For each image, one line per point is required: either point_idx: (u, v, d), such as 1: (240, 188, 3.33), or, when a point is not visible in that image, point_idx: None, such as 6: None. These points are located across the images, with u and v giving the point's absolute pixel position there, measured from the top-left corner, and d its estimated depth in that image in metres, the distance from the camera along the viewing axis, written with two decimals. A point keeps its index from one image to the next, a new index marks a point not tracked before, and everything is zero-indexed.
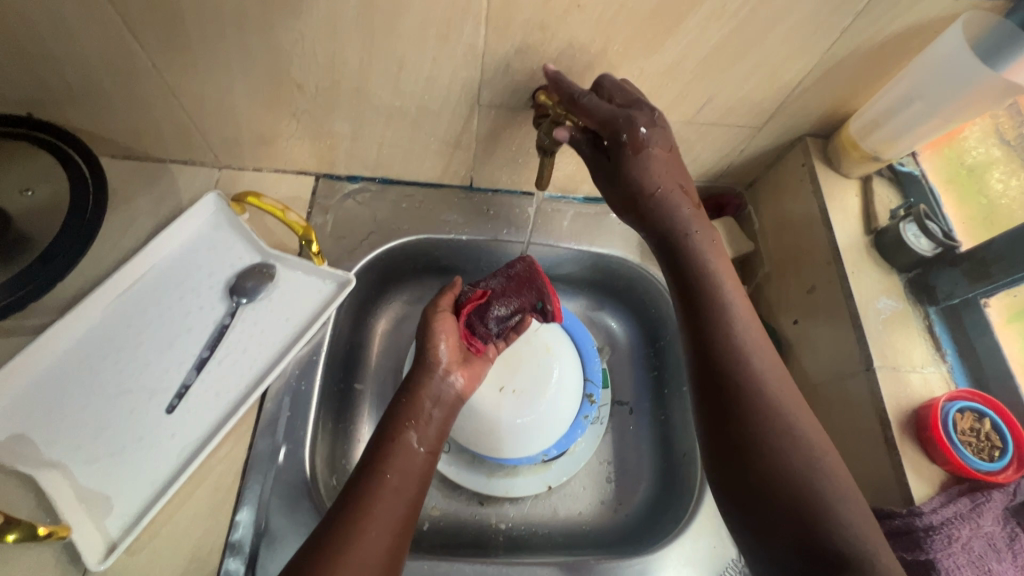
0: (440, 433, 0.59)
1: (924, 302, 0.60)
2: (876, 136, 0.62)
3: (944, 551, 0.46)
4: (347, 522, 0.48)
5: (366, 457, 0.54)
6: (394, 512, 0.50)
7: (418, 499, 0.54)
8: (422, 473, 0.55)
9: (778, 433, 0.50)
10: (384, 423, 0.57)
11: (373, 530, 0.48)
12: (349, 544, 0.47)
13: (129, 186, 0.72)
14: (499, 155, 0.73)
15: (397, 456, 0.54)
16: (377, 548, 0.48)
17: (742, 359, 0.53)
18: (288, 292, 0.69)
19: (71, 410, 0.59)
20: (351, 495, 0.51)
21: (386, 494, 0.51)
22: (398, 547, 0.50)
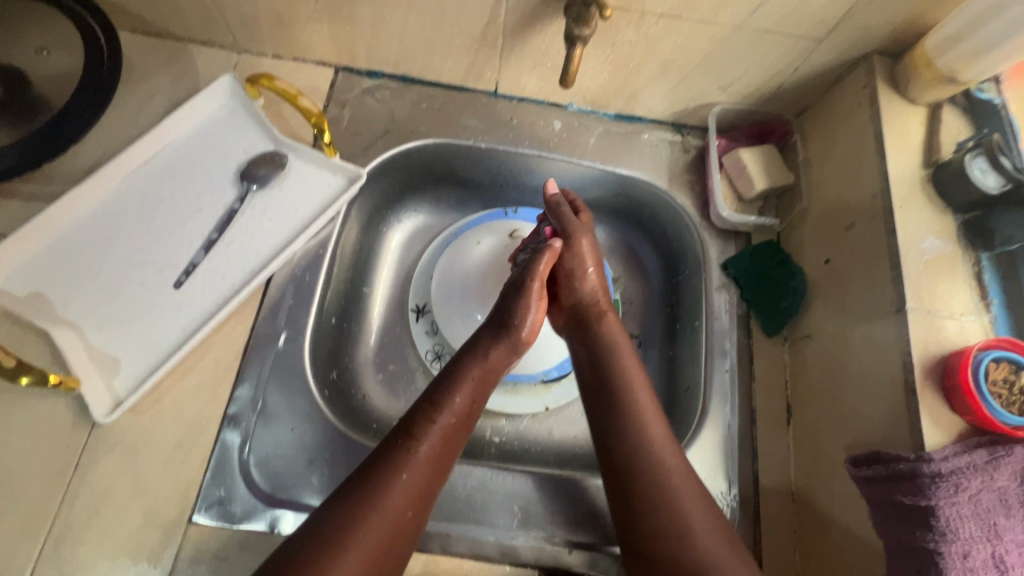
0: (480, 407, 0.57)
1: (977, 246, 0.54)
2: (955, 53, 0.54)
3: (948, 500, 0.43)
4: (377, 492, 0.48)
5: (405, 425, 0.52)
6: (420, 488, 0.49)
7: (445, 474, 0.52)
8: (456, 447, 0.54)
9: (677, 522, 0.50)
10: (434, 390, 0.55)
11: (401, 505, 0.48)
12: (375, 516, 0.46)
13: (147, 62, 0.70)
14: (527, 56, 0.68)
15: (439, 430, 0.52)
16: (400, 523, 0.48)
17: (640, 417, 0.56)
18: (298, 183, 0.68)
19: (84, 276, 0.60)
20: (384, 461, 0.50)
21: (418, 467, 0.50)
22: (416, 524, 0.49)
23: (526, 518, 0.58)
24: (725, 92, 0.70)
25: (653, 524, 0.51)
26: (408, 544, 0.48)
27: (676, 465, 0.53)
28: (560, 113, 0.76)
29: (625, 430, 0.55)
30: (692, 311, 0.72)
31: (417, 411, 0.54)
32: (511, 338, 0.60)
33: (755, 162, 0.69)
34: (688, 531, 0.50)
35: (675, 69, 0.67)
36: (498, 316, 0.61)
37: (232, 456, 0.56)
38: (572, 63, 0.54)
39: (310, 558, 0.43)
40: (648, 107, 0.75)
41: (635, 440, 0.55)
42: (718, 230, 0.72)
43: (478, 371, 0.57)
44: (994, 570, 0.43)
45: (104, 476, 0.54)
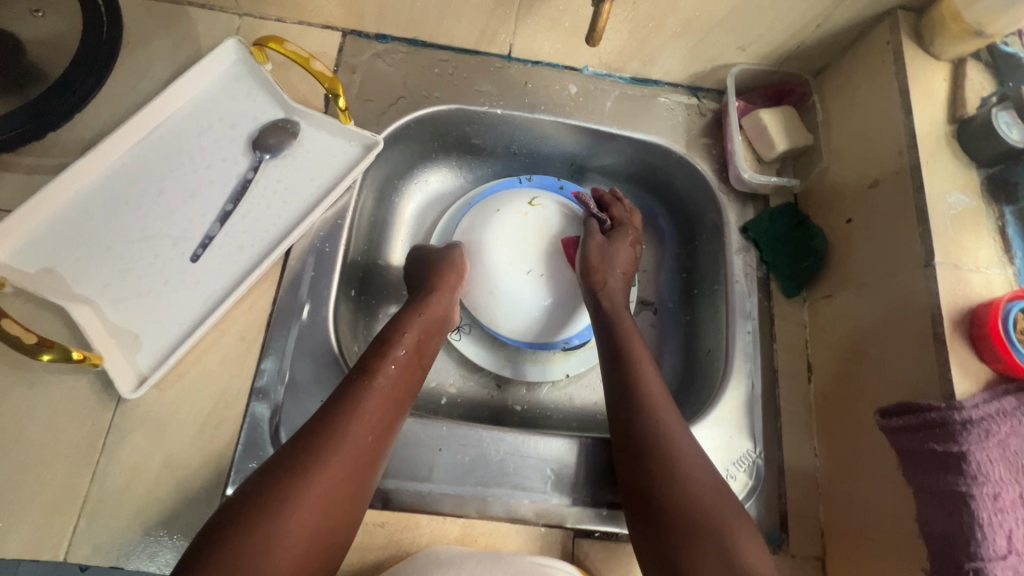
0: (431, 351, 0.59)
1: (1000, 201, 0.55)
2: (983, 6, 0.53)
3: (978, 445, 0.45)
4: (340, 420, 0.48)
5: (361, 362, 0.54)
6: (382, 416, 0.51)
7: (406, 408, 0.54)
8: (414, 384, 0.55)
9: (677, 475, 0.50)
10: (385, 332, 0.57)
11: (364, 432, 0.49)
12: (341, 441, 0.47)
13: (145, 27, 0.67)
14: (544, 16, 0.66)
15: (395, 365, 0.54)
16: (365, 450, 0.48)
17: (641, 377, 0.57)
18: (312, 151, 0.66)
19: (97, 251, 0.58)
20: (343, 394, 0.51)
21: (379, 398, 0.51)
22: (381, 454, 0.50)
23: (559, 481, 0.59)
24: (744, 52, 0.69)
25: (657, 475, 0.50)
26: (373, 473, 0.49)
27: (675, 423, 0.54)
28: (575, 77, 0.75)
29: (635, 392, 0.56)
30: (712, 276, 0.72)
31: (370, 351, 0.55)
32: (455, 286, 0.63)
33: (775, 122, 0.69)
34: (681, 480, 0.50)
35: (696, 28, 0.65)
36: (455, 267, 0.64)
37: (263, 429, 0.56)
38: (599, 20, 0.53)
39: (266, 484, 0.44)
40: (664, 69, 0.73)
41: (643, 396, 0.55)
42: (736, 193, 0.72)
43: (424, 315, 0.60)
44: (1021, 509, 0.44)
45: (134, 452, 0.53)
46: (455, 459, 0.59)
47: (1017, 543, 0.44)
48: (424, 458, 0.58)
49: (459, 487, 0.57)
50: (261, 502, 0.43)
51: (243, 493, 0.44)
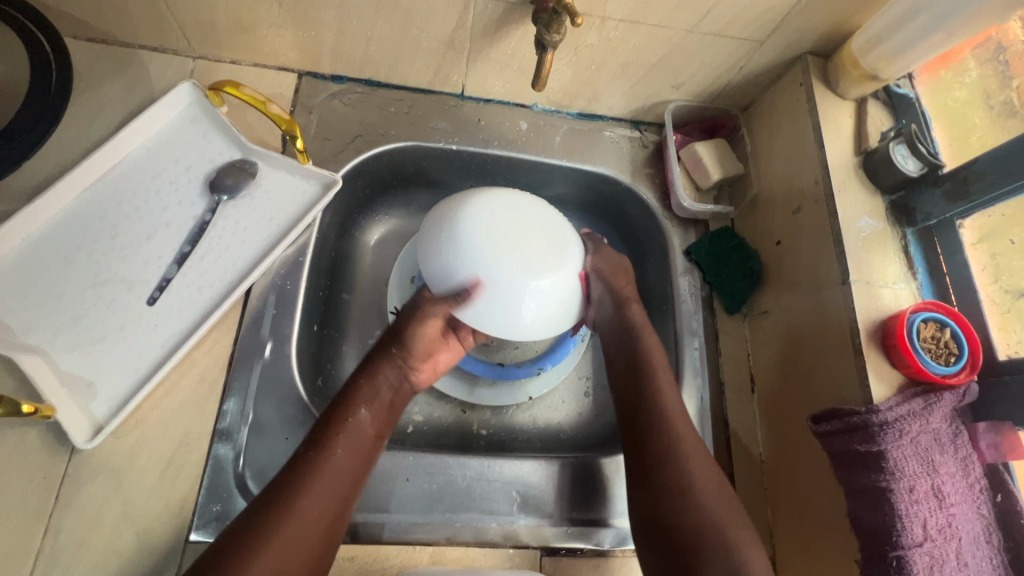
0: (391, 417, 0.58)
1: (903, 224, 0.62)
2: (876, 53, 0.61)
3: (894, 444, 0.50)
4: (286, 498, 0.48)
5: (314, 433, 0.53)
6: (330, 489, 0.50)
7: (361, 479, 0.53)
8: (368, 453, 0.54)
9: (683, 452, 0.55)
10: (337, 399, 0.56)
11: (311, 508, 0.48)
12: (286, 521, 0.47)
13: (94, 71, 0.67)
14: (493, 59, 0.70)
15: (348, 434, 0.53)
16: (314, 525, 0.48)
17: (658, 390, 0.60)
18: (270, 191, 0.67)
19: (47, 298, 0.57)
20: (297, 469, 0.50)
21: (328, 473, 0.50)
22: (334, 528, 0.50)
23: (525, 502, 0.61)
24: (678, 90, 0.75)
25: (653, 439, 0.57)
26: (325, 549, 0.49)
27: (681, 425, 0.58)
28: (525, 113, 0.79)
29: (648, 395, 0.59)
30: (660, 296, 0.77)
31: (328, 419, 0.54)
32: (404, 349, 0.59)
33: (709, 153, 0.75)
34: (691, 471, 0.54)
35: (633, 69, 0.71)
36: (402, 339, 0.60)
37: (226, 471, 0.56)
38: (543, 68, 0.57)
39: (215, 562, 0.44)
40: (608, 105, 0.79)
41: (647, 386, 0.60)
42: (679, 219, 0.77)
43: (381, 379, 0.58)
44: (934, 500, 0.49)
45: (89, 504, 0.52)
46: (423, 488, 0.60)
47: (931, 531, 0.49)
48: (393, 489, 0.60)
49: (427, 516, 0.59)
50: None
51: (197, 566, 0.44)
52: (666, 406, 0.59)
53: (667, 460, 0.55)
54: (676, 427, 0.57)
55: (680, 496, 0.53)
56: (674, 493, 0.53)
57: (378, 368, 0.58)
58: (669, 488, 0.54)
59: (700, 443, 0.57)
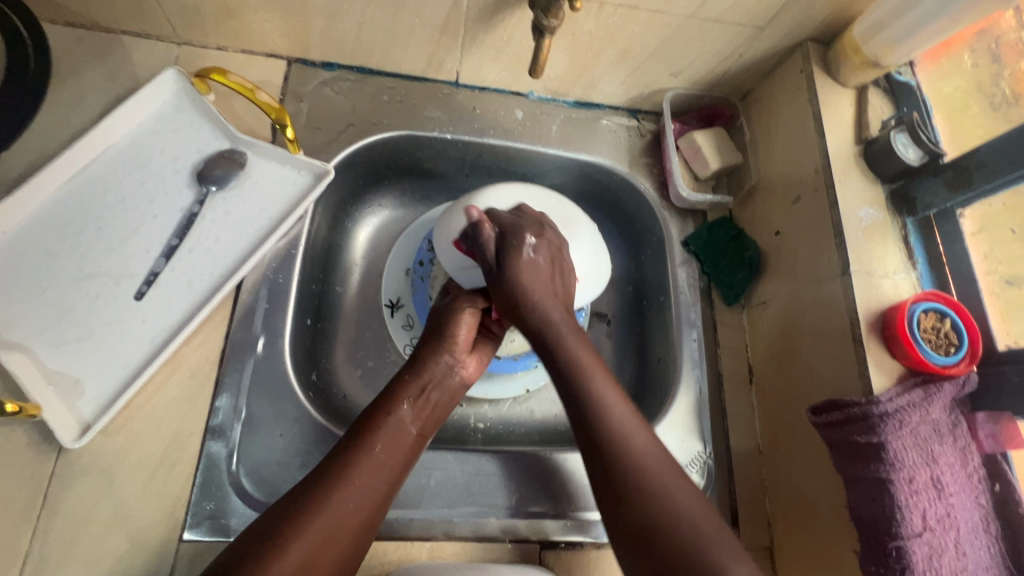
0: (434, 417, 0.57)
1: (902, 212, 0.61)
2: (878, 40, 0.60)
3: (894, 434, 0.50)
4: (323, 489, 0.47)
5: (357, 426, 0.52)
6: (370, 483, 0.49)
7: (399, 480, 0.52)
8: (409, 454, 0.53)
9: (643, 474, 0.49)
10: (384, 395, 0.55)
11: (347, 502, 0.47)
12: (320, 514, 0.45)
13: (75, 57, 0.64)
14: (488, 46, 0.68)
15: (389, 430, 0.52)
16: (349, 519, 0.46)
17: (607, 414, 0.52)
18: (260, 182, 0.66)
19: (31, 293, 0.55)
20: (334, 462, 0.49)
21: (369, 467, 0.49)
22: (368, 527, 0.48)
23: (523, 496, 0.61)
24: (677, 78, 0.74)
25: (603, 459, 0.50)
26: (356, 546, 0.47)
27: (630, 421, 0.52)
28: (521, 102, 0.77)
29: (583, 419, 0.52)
30: (658, 287, 0.76)
31: (369, 416, 0.53)
32: (449, 348, 0.59)
33: (708, 142, 0.74)
34: (646, 486, 0.48)
35: (632, 56, 0.69)
36: (447, 339, 0.59)
37: (219, 469, 0.55)
38: (541, 53, 0.56)
39: (246, 548, 0.43)
40: (605, 94, 0.77)
41: (571, 365, 0.54)
42: (677, 210, 0.76)
43: (426, 376, 0.57)
44: (934, 490, 0.50)
45: (79, 504, 0.51)
46: (420, 483, 0.60)
47: (931, 520, 0.49)
48: None
49: (425, 511, 0.58)
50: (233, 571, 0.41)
51: (224, 559, 0.43)
52: (613, 416, 0.52)
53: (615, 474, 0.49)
54: (633, 441, 0.51)
55: (636, 505, 0.47)
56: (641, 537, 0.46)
57: (423, 368, 0.58)
58: (627, 499, 0.48)
59: (660, 450, 0.51)
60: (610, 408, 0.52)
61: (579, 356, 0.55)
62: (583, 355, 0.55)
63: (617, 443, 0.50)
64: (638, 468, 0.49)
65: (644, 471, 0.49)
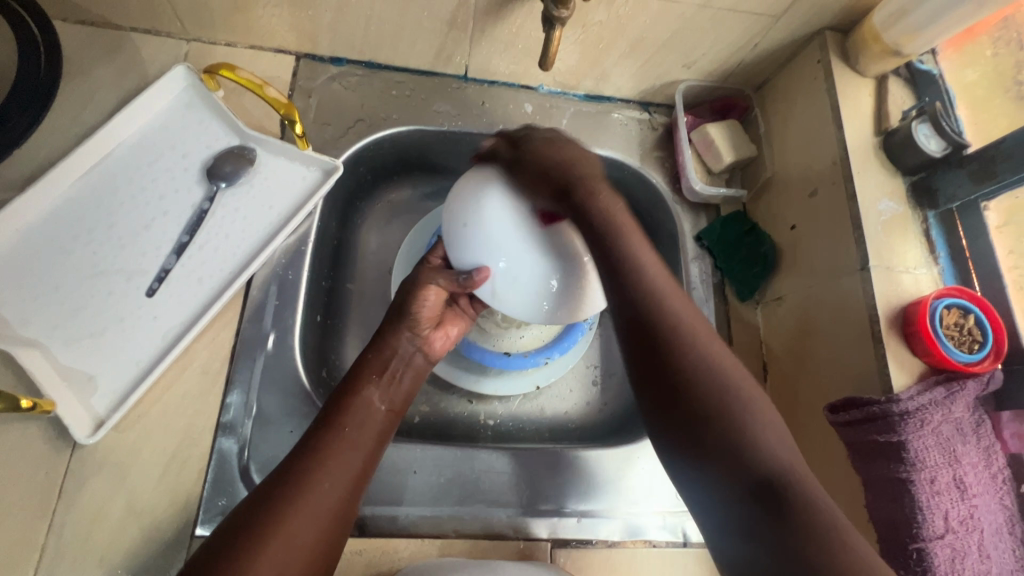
0: (402, 395, 0.57)
1: (924, 206, 0.60)
2: (900, 28, 0.58)
3: (915, 433, 0.48)
4: (302, 473, 0.46)
5: (326, 409, 0.52)
6: (345, 463, 0.48)
7: (374, 456, 0.52)
8: (381, 431, 0.53)
9: (723, 385, 0.46)
10: (351, 375, 0.55)
11: (325, 483, 0.46)
12: (298, 497, 0.45)
13: (86, 55, 0.64)
14: (498, 39, 0.67)
15: (357, 410, 0.52)
16: (329, 501, 0.46)
17: (696, 341, 0.48)
18: (269, 178, 0.66)
19: (44, 290, 0.56)
20: (307, 445, 0.49)
21: (341, 447, 0.49)
22: (350, 505, 0.48)
23: (534, 494, 0.60)
24: (690, 70, 0.73)
25: (701, 385, 0.46)
26: (339, 528, 0.46)
27: (707, 344, 0.49)
28: (531, 95, 0.77)
29: (680, 351, 0.48)
30: None
31: (336, 398, 0.53)
32: (409, 326, 0.59)
33: (722, 135, 0.73)
34: (753, 429, 0.44)
35: (643, 48, 0.68)
36: (408, 320, 0.59)
37: (231, 464, 0.55)
38: (550, 47, 0.55)
39: (232, 536, 0.42)
40: (616, 86, 0.76)
41: (653, 308, 0.50)
42: (689, 204, 0.75)
43: (389, 356, 0.57)
44: (956, 491, 0.48)
45: (93, 500, 0.51)
46: (430, 480, 0.59)
47: (953, 522, 0.47)
48: (400, 482, 0.59)
49: (435, 508, 0.58)
50: (219, 560, 0.40)
51: (206, 551, 0.42)
52: (693, 345, 0.48)
53: (685, 405, 0.46)
54: (709, 366, 0.47)
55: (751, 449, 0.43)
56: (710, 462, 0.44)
57: (385, 348, 0.57)
58: (723, 436, 0.44)
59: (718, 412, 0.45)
60: (690, 333, 0.49)
61: (658, 284, 0.51)
62: (659, 279, 0.52)
63: (686, 360, 0.47)
64: (727, 395, 0.46)
65: (733, 397, 0.45)
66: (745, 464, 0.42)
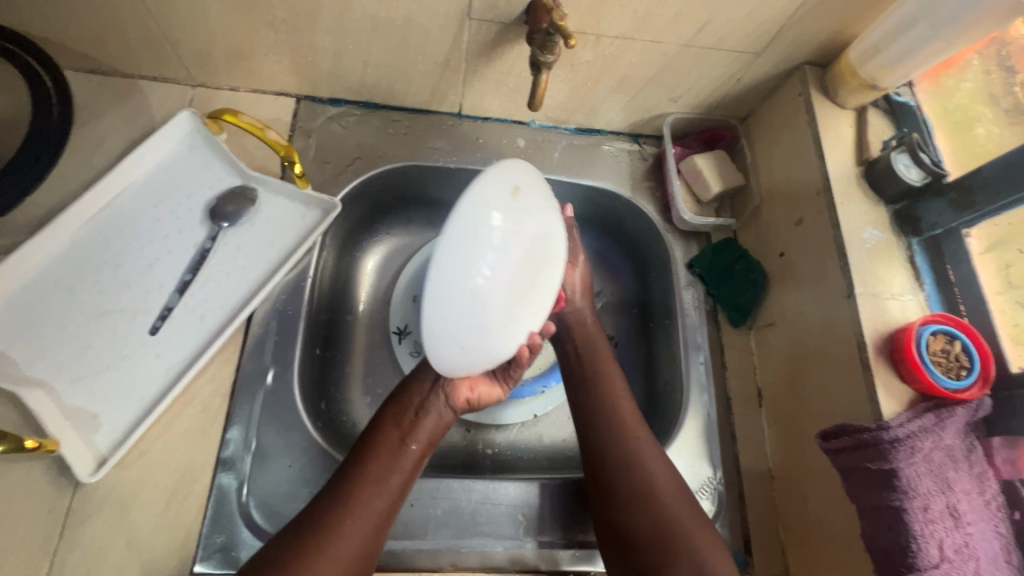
0: (433, 437, 0.58)
1: (907, 233, 0.61)
2: (875, 63, 0.61)
3: (907, 461, 0.49)
4: (325, 517, 0.49)
5: (354, 452, 0.55)
6: (374, 508, 0.51)
7: (400, 500, 0.53)
8: (409, 474, 0.55)
9: (642, 465, 0.56)
10: (381, 417, 0.58)
11: (354, 529, 0.49)
12: (320, 542, 0.48)
13: (96, 102, 0.67)
14: (489, 78, 0.70)
15: (381, 455, 0.54)
16: (357, 547, 0.49)
17: (624, 424, 0.59)
18: (270, 217, 0.68)
19: (50, 330, 0.57)
20: (334, 488, 0.52)
21: (370, 492, 0.52)
22: (372, 549, 0.50)
23: (531, 525, 0.60)
24: (676, 103, 0.75)
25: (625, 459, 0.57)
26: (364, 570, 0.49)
27: (641, 434, 0.59)
28: (523, 130, 0.79)
29: (613, 427, 0.59)
30: (664, 310, 0.76)
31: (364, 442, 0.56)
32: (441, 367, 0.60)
33: (709, 165, 0.75)
34: (654, 498, 0.54)
35: (630, 85, 0.71)
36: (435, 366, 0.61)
37: (229, 500, 0.56)
38: (538, 88, 0.57)
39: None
40: (606, 120, 0.78)
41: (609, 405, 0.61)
42: (680, 232, 0.77)
43: (417, 400, 0.59)
44: (950, 518, 0.48)
45: (94, 539, 0.52)
46: (426, 513, 0.60)
47: (948, 551, 0.47)
48: (398, 515, 0.59)
49: (432, 542, 0.58)
50: None
51: None
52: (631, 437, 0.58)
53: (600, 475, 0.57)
54: (640, 451, 0.57)
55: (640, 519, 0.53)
56: (612, 511, 0.55)
57: (411, 393, 0.59)
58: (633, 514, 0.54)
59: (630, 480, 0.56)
60: (630, 424, 0.59)
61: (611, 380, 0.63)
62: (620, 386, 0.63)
63: (626, 450, 0.57)
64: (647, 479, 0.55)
65: (648, 480, 0.55)
66: (635, 517, 0.54)
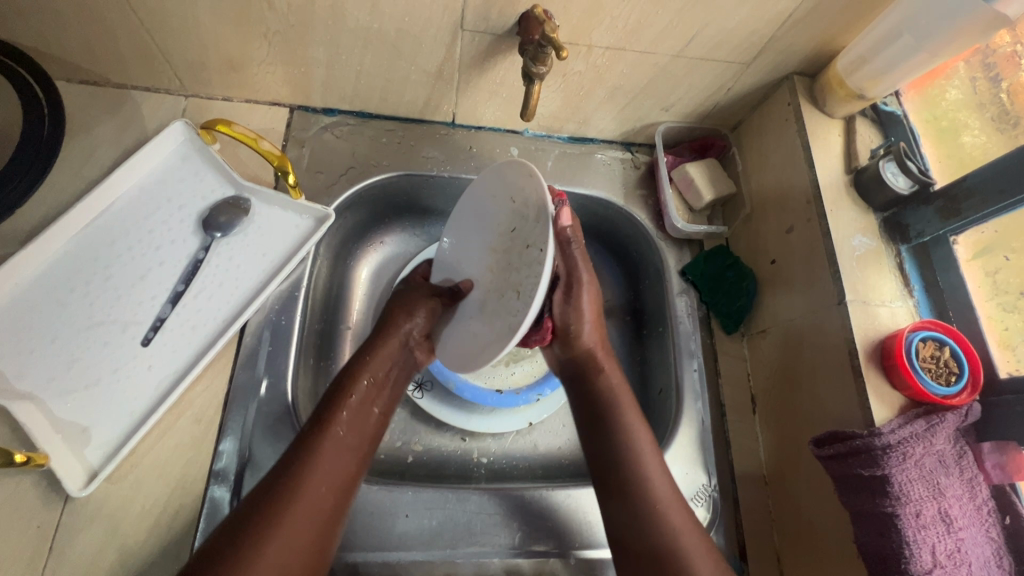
0: (391, 399, 0.60)
1: (896, 240, 0.62)
2: (862, 73, 0.62)
3: (898, 467, 0.49)
4: (293, 479, 0.49)
5: (318, 413, 0.55)
6: (339, 470, 0.51)
7: (364, 461, 0.54)
8: (372, 437, 0.56)
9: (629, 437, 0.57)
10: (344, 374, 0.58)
11: (319, 485, 0.50)
12: (291, 503, 0.48)
13: (88, 112, 0.67)
14: (482, 88, 0.70)
15: (348, 417, 0.55)
16: (322, 501, 0.49)
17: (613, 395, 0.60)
18: (263, 227, 0.68)
19: (41, 343, 0.57)
20: (299, 448, 0.51)
21: (335, 450, 0.52)
22: (338, 511, 0.50)
23: (526, 535, 0.60)
24: (668, 112, 0.76)
25: (616, 442, 0.57)
26: (332, 525, 0.50)
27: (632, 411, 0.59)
28: (516, 139, 0.80)
29: (607, 401, 0.60)
30: (657, 317, 0.76)
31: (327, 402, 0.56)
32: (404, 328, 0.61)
33: (700, 173, 0.75)
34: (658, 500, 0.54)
35: (621, 94, 0.71)
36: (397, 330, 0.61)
37: (223, 513, 0.55)
38: (531, 99, 0.58)
39: (230, 539, 0.45)
40: (598, 129, 0.79)
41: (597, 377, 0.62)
42: (673, 240, 0.77)
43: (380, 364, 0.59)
44: (942, 524, 0.49)
45: (84, 554, 0.51)
46: (422, 523, 0.59)
47: (940, 556, 0.48)
48: (393, 525, 0.59)
49: (427, 553, 0.58)
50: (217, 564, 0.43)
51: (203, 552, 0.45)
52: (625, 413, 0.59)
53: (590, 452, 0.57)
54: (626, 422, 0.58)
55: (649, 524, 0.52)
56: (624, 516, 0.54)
57: (375, 355, 0.59)
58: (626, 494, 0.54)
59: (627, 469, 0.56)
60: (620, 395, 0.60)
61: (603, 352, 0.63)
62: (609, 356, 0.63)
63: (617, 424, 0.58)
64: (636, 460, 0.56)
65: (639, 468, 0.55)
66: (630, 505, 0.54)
